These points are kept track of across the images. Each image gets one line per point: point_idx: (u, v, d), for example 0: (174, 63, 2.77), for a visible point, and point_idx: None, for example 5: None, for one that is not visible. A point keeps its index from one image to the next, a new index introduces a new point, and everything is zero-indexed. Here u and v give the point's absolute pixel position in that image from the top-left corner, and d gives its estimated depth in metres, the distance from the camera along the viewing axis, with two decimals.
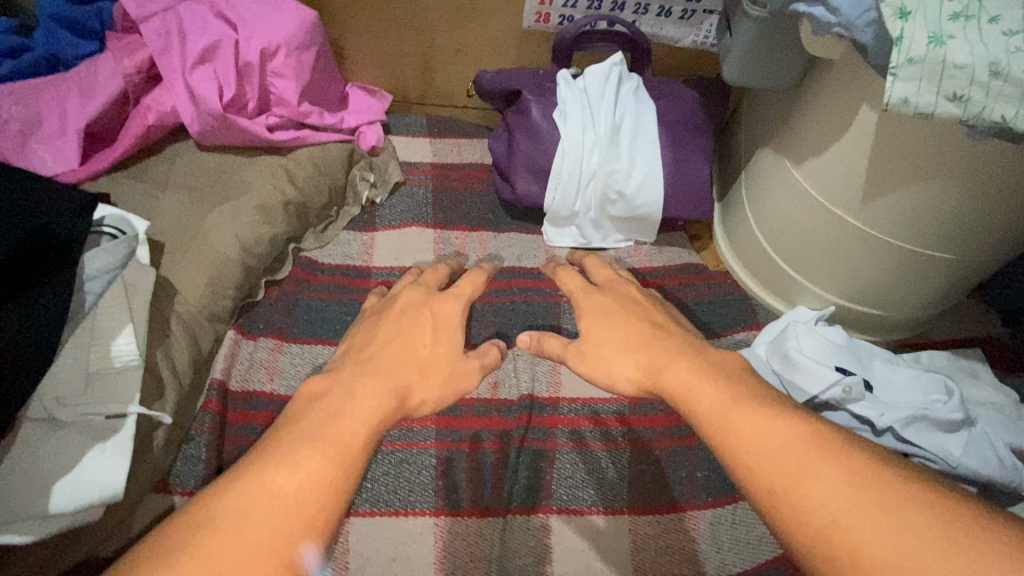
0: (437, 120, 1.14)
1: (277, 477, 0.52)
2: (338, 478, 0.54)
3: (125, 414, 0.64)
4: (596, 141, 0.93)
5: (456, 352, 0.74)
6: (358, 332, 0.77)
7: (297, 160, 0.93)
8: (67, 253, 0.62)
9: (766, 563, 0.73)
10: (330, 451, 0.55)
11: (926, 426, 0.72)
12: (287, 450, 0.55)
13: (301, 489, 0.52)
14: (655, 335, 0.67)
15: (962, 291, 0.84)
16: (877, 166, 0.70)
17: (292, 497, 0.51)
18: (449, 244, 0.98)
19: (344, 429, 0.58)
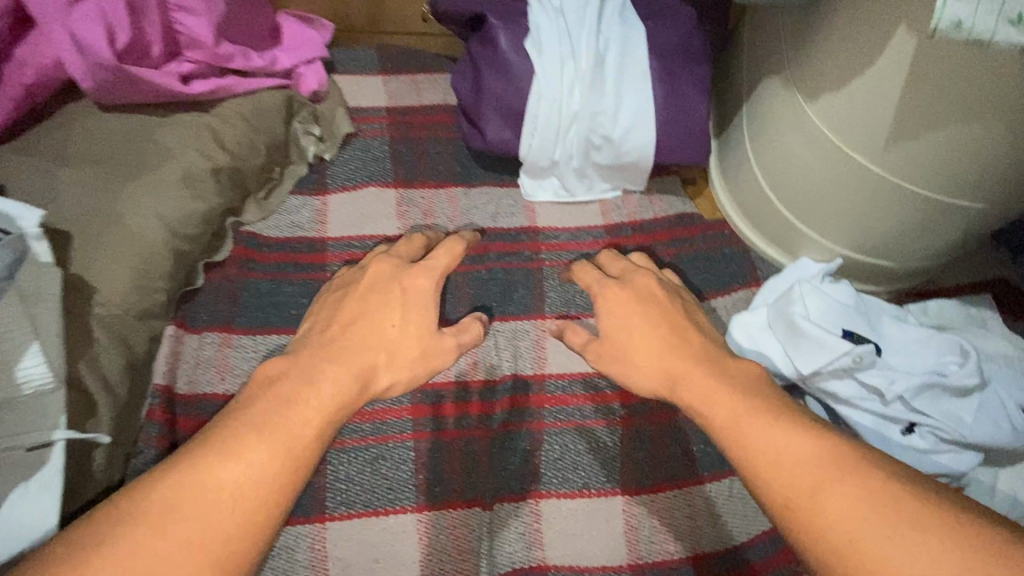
0: (391, 51, 0.97)
1: (219, 467, 0.52)
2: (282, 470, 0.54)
3: (51, 442, 0.56)
4: (578, 77, 0.79)
5: (432, 329, 0.70)
6: (322, 309, 0.71)
7: (223, 116, 0.78)
8: None
9: (754, 538, 0.71)
10: (277, 443, 0.55)
11: (936, 393, 0.68)
12: (234, 438, 0.55)
13: (239, 481, 0.52)
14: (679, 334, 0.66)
15: (981, 235, 0.77)
16: (909, 104, 0.59)
17: (231, 489, 0.51)
18: (415, 206, 0.86)
19: (298, 417, 0.57)
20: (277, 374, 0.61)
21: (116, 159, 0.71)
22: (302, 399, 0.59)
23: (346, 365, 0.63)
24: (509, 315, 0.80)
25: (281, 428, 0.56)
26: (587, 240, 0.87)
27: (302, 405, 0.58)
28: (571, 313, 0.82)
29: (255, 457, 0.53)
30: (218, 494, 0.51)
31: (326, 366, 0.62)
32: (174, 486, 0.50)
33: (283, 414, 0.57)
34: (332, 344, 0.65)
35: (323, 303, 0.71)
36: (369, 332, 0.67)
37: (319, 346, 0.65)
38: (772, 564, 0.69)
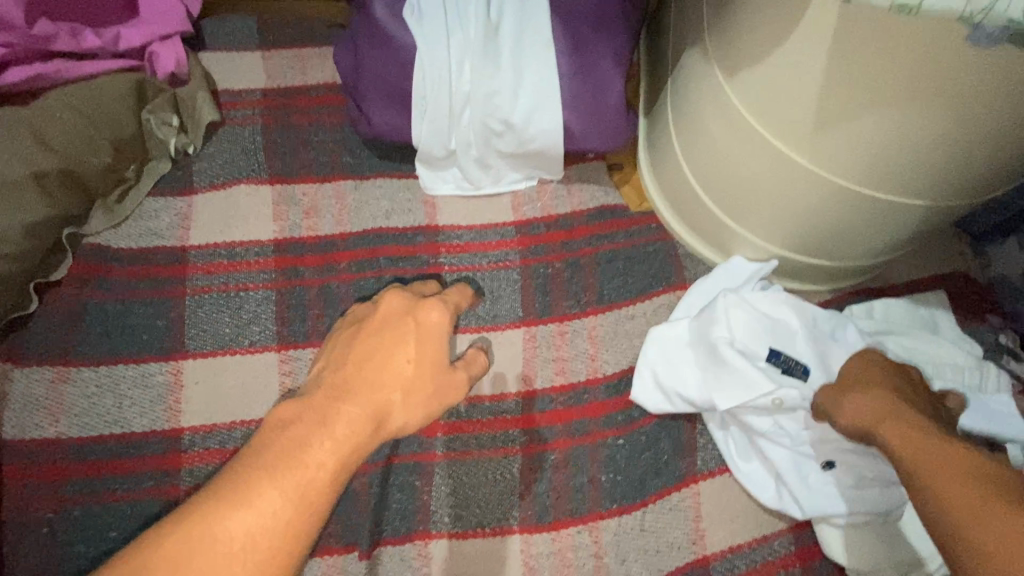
0: (269, 20, 0.83)
1: (227, 518, 0.46)
2: (298, 514, 0.48)
3: None
4: (467, 50, 0.67)
5: (442, 363, 0.61)
6: (334, 344, 0.63)
7: (46, 108, 0.66)
8: None
9: (779, 531, 0.65)
10: (290, 487, 0.49)
11: None
12: (243, 486, 0.48)
13: (251, 532, 0.46)
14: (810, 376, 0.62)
15: (935, 229, 0.67)
16: (832, 85, 0.48)
17: (242, 541, 0.46)
18: (295, 206, 0.76)
19: (309, 461, 0.50)
20: (291, 416, 0.54)
21: None
22: (314, 441, 0.52)
23: (360, 403, 0.55)
24: None
25: (301, 472, 0.50)
26: (494, 240, 0.77)
27: (314, 449, 0.51)
28: (471, 326, 0.72)
29: (273, 496, 0.48)
30: (227, 547, 0.45)
31: (341, 407, 0.55)
32: (182, 540, 0.44)
33: (296, 453, 0.51)
34: (355, 377, 0.58)
35: (339, 343, 0.63)
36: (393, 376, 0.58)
37: (334, 389, 0.56)
38: (770, 570, 0.64)
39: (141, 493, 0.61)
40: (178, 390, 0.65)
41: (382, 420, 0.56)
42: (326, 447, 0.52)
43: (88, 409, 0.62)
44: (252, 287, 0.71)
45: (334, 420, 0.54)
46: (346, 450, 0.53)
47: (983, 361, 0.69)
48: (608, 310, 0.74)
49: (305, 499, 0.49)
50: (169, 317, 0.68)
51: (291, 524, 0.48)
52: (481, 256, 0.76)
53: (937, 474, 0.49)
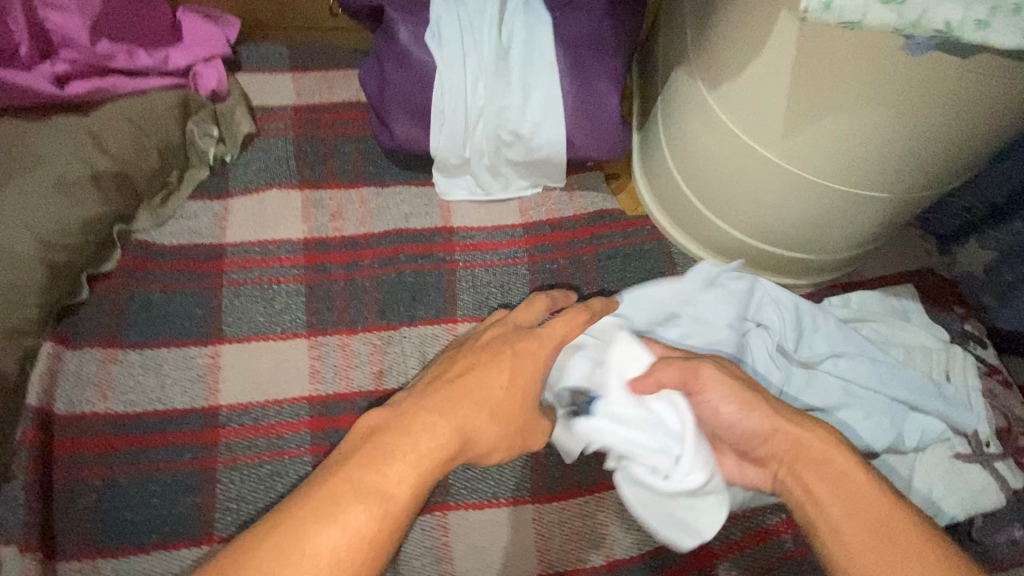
0: (299, 47, 0.93)
1: (314, 533, 0.42)
2: (382, 537, 0.44)
3: None
4: (481, 70, 0.76)
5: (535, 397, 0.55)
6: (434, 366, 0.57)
7: (104, 119, 0.74)
8: None
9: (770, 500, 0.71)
10: (371, 510, 0.44)
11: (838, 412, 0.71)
12: (327, 496, 0.44)
13: (336, 551, 0.42)
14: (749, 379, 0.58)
15: (899, 225, 0.75)
16: (797, 93, 0.57)
17: (328, 559, 0.42)
18: (323, 209, 0.83)
19: (390, 475, 0.46)
20: (378, 425, 0.48)
21: None
22: (397, 454, 0.47)
23: (449, 420, 0.49)
24: (419, 320, 0.78)
25: (382, 501, 0.45)
26: (504, 240, 0.84)
27: (397, 461, 0.46)
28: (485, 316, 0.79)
29: (359, 514, 0.43)
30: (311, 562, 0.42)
31: (426, 420, 0.49)
32: (268, 553, 0.41)
33: (376, 475, 0.45)
34: (450, 408, 0.50)
35: (422, 396, 0.51)
36: (480, 418, 0.51)
37: (450, 394, 0.51)
38: (765, 536, 0.69)
39: (181, 465, 0.65)
40: (216, 371, 0.70)
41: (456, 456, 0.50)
42: (409, 465, 0.46)
43: (134, 386, 0.68)
44: (283, 281, 0.78)
45: (420, 438, 0.48)
46: (424, 474, 0.47)
47: (950, 345, 0.76)
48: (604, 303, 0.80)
49: (388, 521, 0.44)
50: (207, 306, 0.74)
51: (364, 552, 0.43)
52: (493, 254, 0.83)
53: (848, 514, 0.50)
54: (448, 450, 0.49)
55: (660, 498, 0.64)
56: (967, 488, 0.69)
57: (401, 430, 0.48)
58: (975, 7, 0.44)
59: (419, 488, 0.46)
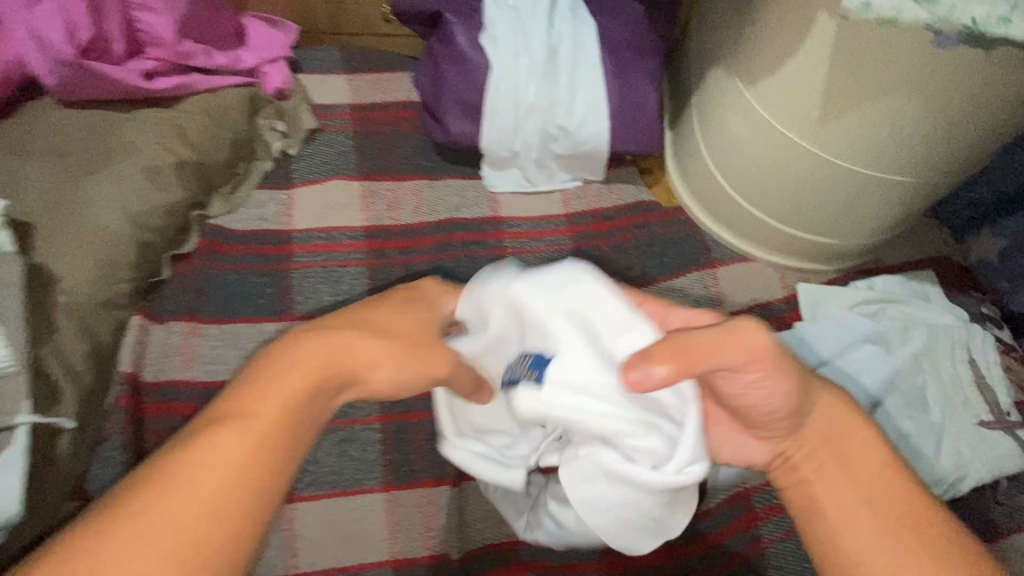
0: (353, 52, 0.99)
1: (201, 450, 0.40)
2: (254, 462, 0.40)
3: (14, 427, 0.57)
4: (532, 70, 0.83)
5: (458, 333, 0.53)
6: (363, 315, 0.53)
7: (185, 112, 0.80)
8: None
9: None
10: (245, 436, 0.41)
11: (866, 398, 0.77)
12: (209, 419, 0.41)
13: (214, 474, 0.39)
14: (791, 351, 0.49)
15: (920, 211, 0.81)
16: (832, 84, 0.64)
17: (213, 479, 0.39)
18: (380, 199, 0.89)
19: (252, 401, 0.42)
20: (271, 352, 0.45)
21: (75, 152, 0.72)
22: (255, 383, 0.43)
23: (345, 347, 0.46)
24: None
25: (268, 436, 0.41)
26: (550, 229, 0.90)
27: (266, 390, 0.43)
28: None
29: (235, 442, 0.40)
30: (196, 476, 0.39)
31: (296, 347, 0.45)
32: (161, 471, 0.39)
33: (249, 397, 0.42)
34: (339, 339, 0.46)
35: (283, 337, 0.46)
36: (388, 352, 0.48)
37: (297, 333, 0.46)
38: None
39: None
40: None
41: (334, 382, 0.46)
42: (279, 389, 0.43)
43: (216, 355, 0.74)
44: (347, 264, 0.83)
45: (279, 373, 0.43)
46: (299, 394, 0.43)
47: (970, 323, 0.81)
48: (644, 287, 0.86)
49: (262, 447, 0.41)
50: (279, 287, 0.79)
51: (251, 468, 0.40)
52: (539, 241, 0.89)
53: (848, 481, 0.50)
54: (337, 367, 0.46)
55: (641, 501, 0.53)
56: (992, 454, 0.73)
57: (265, 368, 0.44)
58: (998, 5, 0.50)
59: (297, 411, 0.43)
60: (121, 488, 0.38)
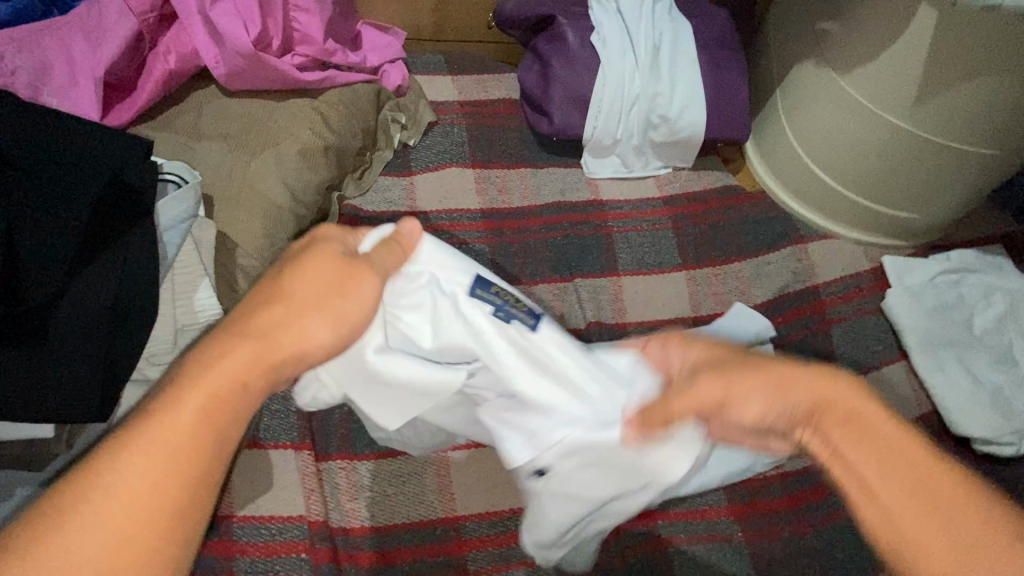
0: (456, 55, 1.08)
1: (114, 465, 0.37)
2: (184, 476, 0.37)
3: None
4: (638, 64, 0.91)
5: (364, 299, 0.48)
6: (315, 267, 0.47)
7: (328, 102, 0.87)
8: (146, 200, 0.59)
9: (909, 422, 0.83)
10: (175, 439, 0.38)
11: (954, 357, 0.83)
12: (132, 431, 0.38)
13: (133, 496, 0.36)
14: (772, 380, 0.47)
15: (995, 187, 0.89)
16: (931, 65, 0.73)
17: (122, 509, 0.36)
18: (491, 184, 0.96)
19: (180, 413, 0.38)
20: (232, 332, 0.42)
21: (241, 135, 0.80)
22: (183, 386, 0.39)
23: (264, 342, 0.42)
24: (587, 273, 0.91)
25: (191, 440, 0.38)
26: (650, 210, 0.97)
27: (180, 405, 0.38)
28: (642, 270, 0.92)
29: (164, 436, 0.38)
30: (120, 499, 0.36)
31: (240, 339, 0.42)
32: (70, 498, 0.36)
33: (190, 398, 0.39)
34: (291, 313, 0.44)
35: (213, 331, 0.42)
36: (339, 313, 0.46)
37: (255, 303, 0.44)
38: None
39: None
40: None
41: (282, 365, 0.43)
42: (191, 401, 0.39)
43: None
44: (469, 242, 0.91)
45: (220, 362, 0.40)
46: (240, 383, 0.41)
47: None
48: (743, 259, 0.92)
49: (207, 443, 0.39)
50: None
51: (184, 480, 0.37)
52: (641, 221, 0.96)
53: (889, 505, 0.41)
54: (278, 354, 0.43)
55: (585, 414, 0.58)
56: None
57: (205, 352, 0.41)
58: None
59: (236, 404, 0.40)
60: (76, 509, 0.35)
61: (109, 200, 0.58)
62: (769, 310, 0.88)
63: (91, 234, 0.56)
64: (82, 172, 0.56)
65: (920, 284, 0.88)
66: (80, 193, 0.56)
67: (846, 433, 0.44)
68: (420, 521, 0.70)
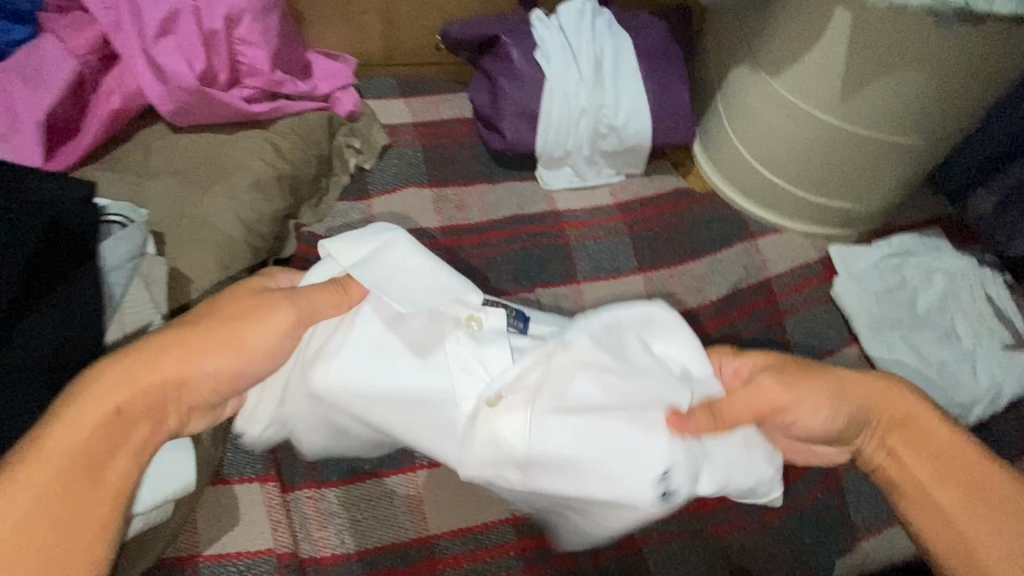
0: (408, 78, 1.10)
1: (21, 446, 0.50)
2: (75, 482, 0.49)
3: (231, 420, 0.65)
4: (582, 78, 0.95)
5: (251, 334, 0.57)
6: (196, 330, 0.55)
7: (279, 131, 0.88)
8: (87, 245, 0.60)
9: None
10: (48, 469, 0.48)
11: (902, 338, 0.86)
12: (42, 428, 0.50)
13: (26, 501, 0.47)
14: (833, 385, 0.59)
15: (926, 172, 0.93)
16: (852, 62, 0.77)
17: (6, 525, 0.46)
18: (449, 202, 0.98)
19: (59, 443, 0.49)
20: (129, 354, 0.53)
21: (188, 170, 0.81)
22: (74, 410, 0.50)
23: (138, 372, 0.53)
24: (548, 283, 0.93)
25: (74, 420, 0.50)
26: (605, 217, 0.99)
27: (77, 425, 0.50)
28: (602, 276, 0.94)
29: (61, 445, 0.49)
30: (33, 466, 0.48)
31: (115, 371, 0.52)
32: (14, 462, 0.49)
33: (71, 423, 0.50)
34: (182, 344, 0.54)
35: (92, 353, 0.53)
36: (225, 355, 0.55)
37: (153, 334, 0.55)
38: None
39: None
40: None
41: (176, 393, 0.55)
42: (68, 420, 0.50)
43: None
44: None
45: (96, 396, 0.51)
46: (117, 408, 0.52)
47: (978, 266, 0.92)
48: (697, 258, 0.95)
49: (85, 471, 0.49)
50: None
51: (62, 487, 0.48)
52: (598, 228, 0.98)
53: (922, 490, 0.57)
54: (152, 381, 0.53)
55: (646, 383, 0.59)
56: (1016, 370, 0.83)
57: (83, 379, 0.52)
58: None
59: (112, 427, 0.51)
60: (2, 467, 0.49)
61: (47, 250, 0.57)
62: (724, 305, 0.90)
63: (28, 282, 0.56)
64: (15, 225, 0.57)
65: (867, 270, 0.92)
66: (16, 244, 0.56)
67: (901, 437, 0.59)
68: (391, 543, 0.70)
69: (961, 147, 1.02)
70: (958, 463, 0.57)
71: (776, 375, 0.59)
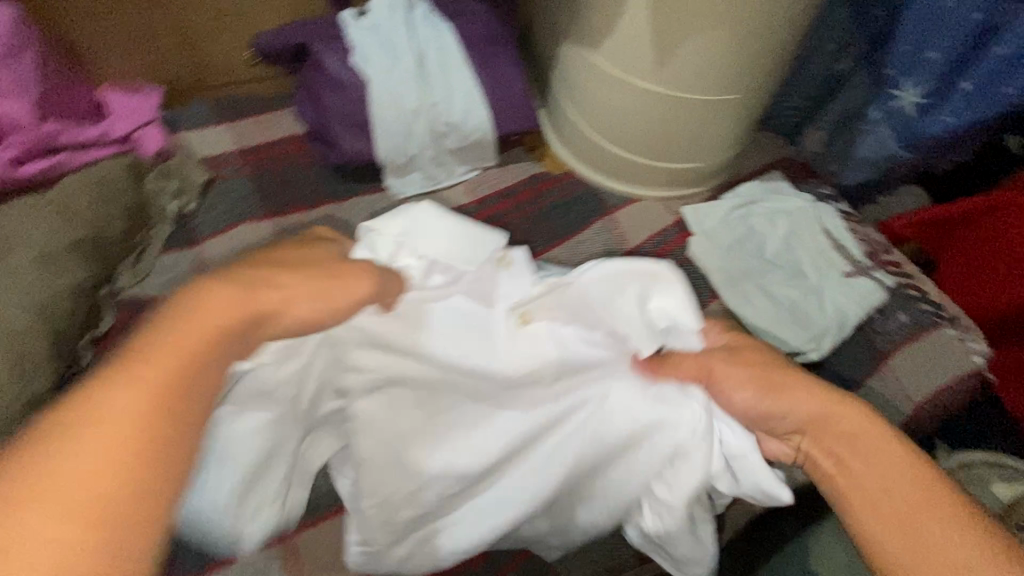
0: (226, 100, 1.00)
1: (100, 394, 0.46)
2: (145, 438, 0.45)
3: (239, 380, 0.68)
4: (408, 76, 0.89)
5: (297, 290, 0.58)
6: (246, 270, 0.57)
7: (65, 191, 0.78)
8: None
9: None
10: (123, 432, 0.45)
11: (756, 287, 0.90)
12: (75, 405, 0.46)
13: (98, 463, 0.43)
14: (773, 382, 0.64)
15: (756, 122, 0.97)
16: (658, 28, 0.77)
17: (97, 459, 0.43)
18: (293, 231, 0.90)
19: (181, 346, 0.50)
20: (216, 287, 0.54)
21: None
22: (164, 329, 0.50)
23: (239, 291, 0.55)
24: None
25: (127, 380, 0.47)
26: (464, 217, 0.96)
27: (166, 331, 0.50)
28: None
29: (112, 411, 0.45)
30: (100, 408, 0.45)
31: (212, 293, 0.53)
32: (65, 431, 0.44)
33: (171, 339, 0.50)
34: (238, 282, 0.56)
35: (201, 279, 0.55)
36: (312, 292, 0.59)
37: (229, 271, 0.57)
38: None
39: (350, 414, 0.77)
40: None
41: (236, 326, 0.54)
42: (161, 350, 0.49)
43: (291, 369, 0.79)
44: None
45: (193, 314, 0.52)
46: (206, 338, 0.51)
47: (816, 203, 0.97)
48: (560, 243, 0.94)
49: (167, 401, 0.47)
50: None
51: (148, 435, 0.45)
52: None
53: (865, 495, 0.57)
54: (250, 306, 0.55)
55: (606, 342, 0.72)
56: (860, 295, 0.87)
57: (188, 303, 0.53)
58: None
59: (203, 356, 0.51)
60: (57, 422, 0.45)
61: None
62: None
63: None
64: None
65: (719, 226, 0.95)
66: None
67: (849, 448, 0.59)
68: None
69: (786, 90, 1.08)
70: (908, 477, 0.56)
71: (727, 353, 0.67)
